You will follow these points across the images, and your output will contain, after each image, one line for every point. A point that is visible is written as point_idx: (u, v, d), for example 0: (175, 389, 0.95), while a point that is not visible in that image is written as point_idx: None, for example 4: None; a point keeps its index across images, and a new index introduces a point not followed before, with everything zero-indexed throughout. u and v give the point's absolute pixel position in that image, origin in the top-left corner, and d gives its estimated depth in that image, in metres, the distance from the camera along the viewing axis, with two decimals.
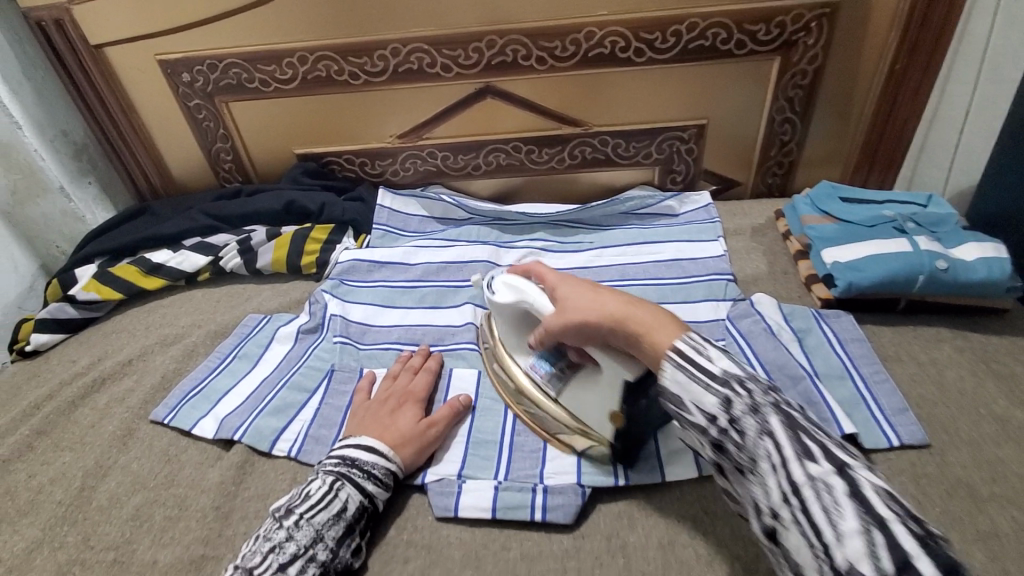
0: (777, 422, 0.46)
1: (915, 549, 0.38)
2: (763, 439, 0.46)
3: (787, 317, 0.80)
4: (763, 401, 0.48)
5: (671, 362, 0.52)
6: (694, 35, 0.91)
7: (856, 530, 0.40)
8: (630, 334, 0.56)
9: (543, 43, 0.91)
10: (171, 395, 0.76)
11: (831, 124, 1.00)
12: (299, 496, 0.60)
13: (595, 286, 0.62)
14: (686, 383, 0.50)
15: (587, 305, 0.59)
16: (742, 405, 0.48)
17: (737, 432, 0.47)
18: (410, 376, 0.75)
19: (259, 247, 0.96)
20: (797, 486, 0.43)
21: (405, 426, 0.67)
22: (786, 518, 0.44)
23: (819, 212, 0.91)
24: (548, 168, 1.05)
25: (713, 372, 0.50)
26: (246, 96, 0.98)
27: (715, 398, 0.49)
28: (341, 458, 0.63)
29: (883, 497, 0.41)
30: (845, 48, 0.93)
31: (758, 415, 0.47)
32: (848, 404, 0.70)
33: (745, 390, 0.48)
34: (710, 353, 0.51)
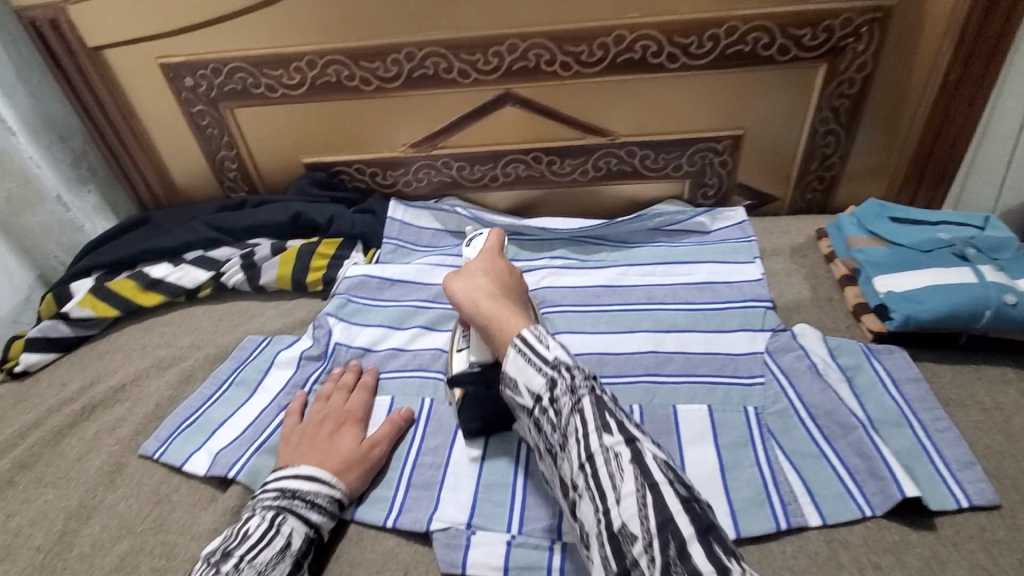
0: (589, 403, 0.53)
1: (677, 508, 0.47)
2: (574, 416, 0.53)
3: (834, 353, 0.73)
4: (580, 383, 0.54)
5: (516, 346, 0.58)
6: (732, 39, 0.83)
7: (633, 492, 0.48)
8: (478, 321, 0.64)
9: (569, 48, 0.84)
10: (162, 427, 0.71)
11: (877, 137, 0.93)
12: (235, 537, 0.55)
13: (490, 273, 0.68)
14: (522, 366, 0.56)
15: (467, 287, 0.67)
16: (563, 386, 0.54)
17: (555, 411, 0.54)
18: (344, 396, 0.71)
19: (263, 262, 0.91)
20: (594, 457, 0.51)
21: (344, 449, 0.64)
22: (582, 487, 0.51)
23: (867, 234, 0.84)
24: (569, 180, 0.99)
25: (546, 358, 0.56)
26: (252, 101, 0.92)
27: (543, 380, 0.55)
28: (280, 490, 0.59)
29: (658, 465, 0.50)
30: (896, 55, 0.85)
31: (574, 395, 0.53)
32: (908, 457, 0.62)
33: (568, 373, 0.54)
34: (549, 343, 0.57)
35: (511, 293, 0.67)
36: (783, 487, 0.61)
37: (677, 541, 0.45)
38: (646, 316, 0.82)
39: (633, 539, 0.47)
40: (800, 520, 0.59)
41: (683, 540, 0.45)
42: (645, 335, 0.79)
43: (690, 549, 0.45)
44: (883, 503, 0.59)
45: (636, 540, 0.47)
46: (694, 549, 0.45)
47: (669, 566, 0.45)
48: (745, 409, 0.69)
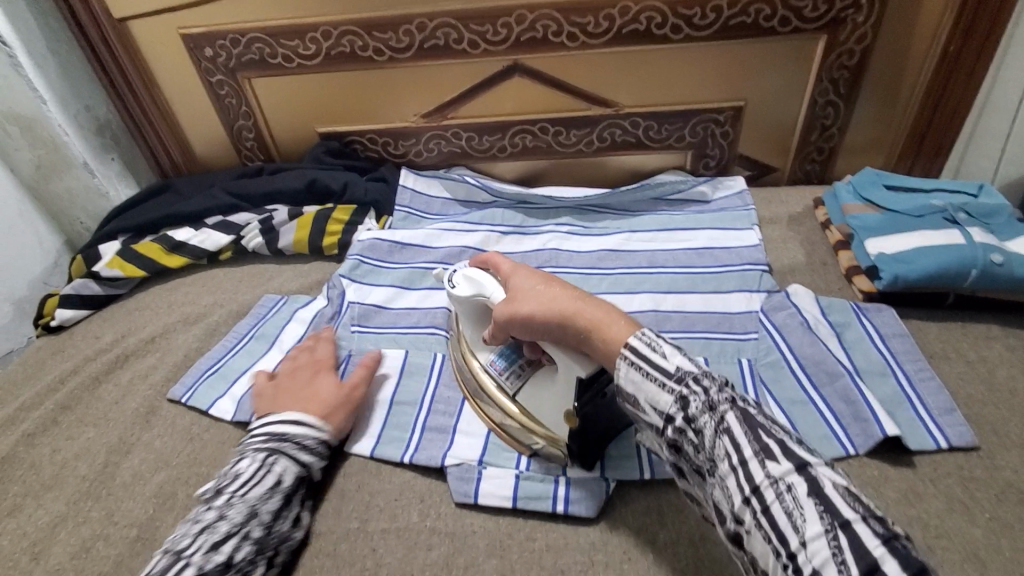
0: (735, 420, 0.45)
1: (881, 552, 0.36)
2: (720, 438, 0.44)
3: (824, 310, 0.76)
4: (718, 398, 0.46)
5: (625, 361, 0.51)
6: (735, 11, 0.86)
7: (818, 531, 0.38)
8: (582, 333, 0.55)
9: (576, 19, 0.87)
10: (190, 372, 0.76)
11: (875, 109, 0.95)
12: (227, 478, 0.58)
13: (550, 282, 0.61)
14: (642, 382, 0.49)
15: (541, 301, 0.58)
16: (698, 404, 0.46)
17: (694, 432, 0.46)
18: (313, 351, 0.74)
19: (281, 227, 0.95)
20: (758, 487, 0.42)
21: (327, 393, 0.67)
22: (749, 523, 0.42)
23: (862, 201, 0.87)
24: (575, 151, 1.02)
25: (668, 370, 0.48)
26: (269, 72, 0.96)
27: (671, 397, 0.48)
28: (269, 435, 0.62)
29: (844, 495, 0.40)
30: (895, 27, 0.87)
31: (714, 413, 0.46)
32: (891, 403, 0.66)
33: (701, 387, 0.47)
34: (665, 351, 0.50)
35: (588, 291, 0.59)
36: None
37: None
38: (648, 278, 0.86)
39: None
40: None
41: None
42: (646, 295, 0.83)
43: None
44: (866, 443, 0.63)
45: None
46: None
47: None
48: (738, 361, 0.73)
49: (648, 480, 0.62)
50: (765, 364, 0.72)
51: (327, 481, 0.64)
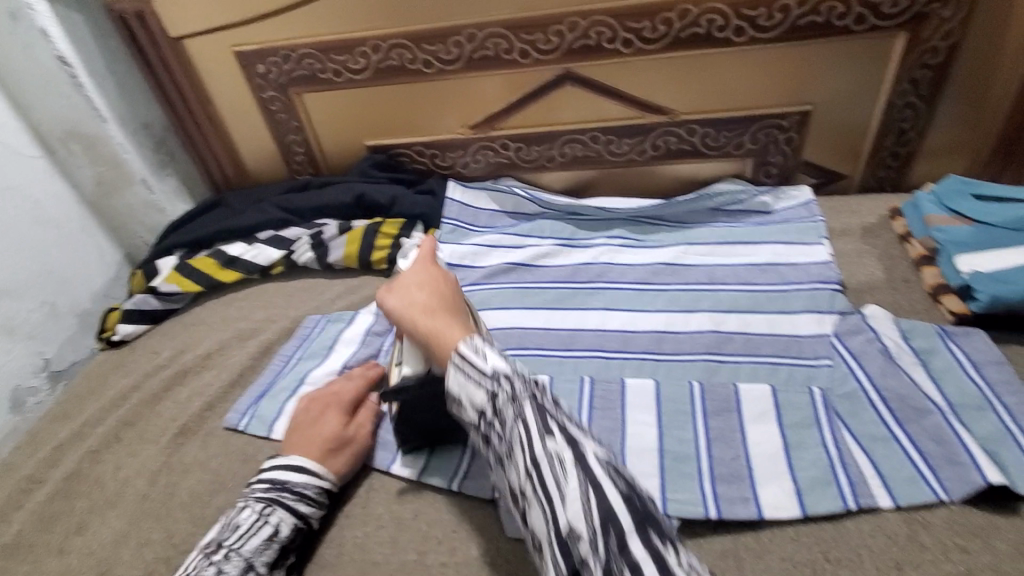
0: (530, 410, 0.49)
1: (619, 503, 0.44)
2: (518, 424, 0.49)
3: (906, 335, 0.70)
4: (523, 391, 0.50)
5: (454, 363, 0.53)
6: (804, 10, 0.80)
7: (577, 494, 0.45)
8: (419, 337, 0.59)
9: (631, 24, 0.83)
10: (243, 398, 0.76)
11: (961, 110, 0.87)
12: (228, 529, 0.57)
13: (427, 283, 0.63)
14: (461, 381, 0.52)
15: (407, 299, 0.62)
16: (504, 397, 0.50)
17: (499, 421, 0.50)
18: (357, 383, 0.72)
19: (331, 241, 0.95)
20: (538, 463, 0.47)
21: (330, 435, 0.65)
22: (530, 494, 0.48)
23: (948, 212, 0.79)
24: (626, 160, 0.98)
25: (484, 369, 0.51)
26: (319, 86, 0.96)
27: (483, 394, 0.51)
28: (272, 482, 0.61)
29: (602, 465, 0.47)
30: (987, 20, 0.79)
31: (516, 403, 0.50)
32: (994, 442, 0.59)
33: (509, 383, 0.50)
34: (486, 354, 0.53)
35: (450, 303, 0.61)
36: (851, 468, 0.60)
37: (620, 535, 0.43)
38: (706, 296, 0.81)
39: (579, 540, 0.44)
40: (870, 501, 0.57)
41: (624, 532, 0.43)
42: (705, 314, 0.78)
43: (629, 542, 0.43)
44: (963, 490, 0.56)
45: (583, 541, 0.44)
46: (635, 544, 0.42)
47: (611, 561, 0.42)
48: (810, 389, 0.68)
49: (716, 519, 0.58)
50: (841, 396, 0.66)
51: (382, 508, 0.63)
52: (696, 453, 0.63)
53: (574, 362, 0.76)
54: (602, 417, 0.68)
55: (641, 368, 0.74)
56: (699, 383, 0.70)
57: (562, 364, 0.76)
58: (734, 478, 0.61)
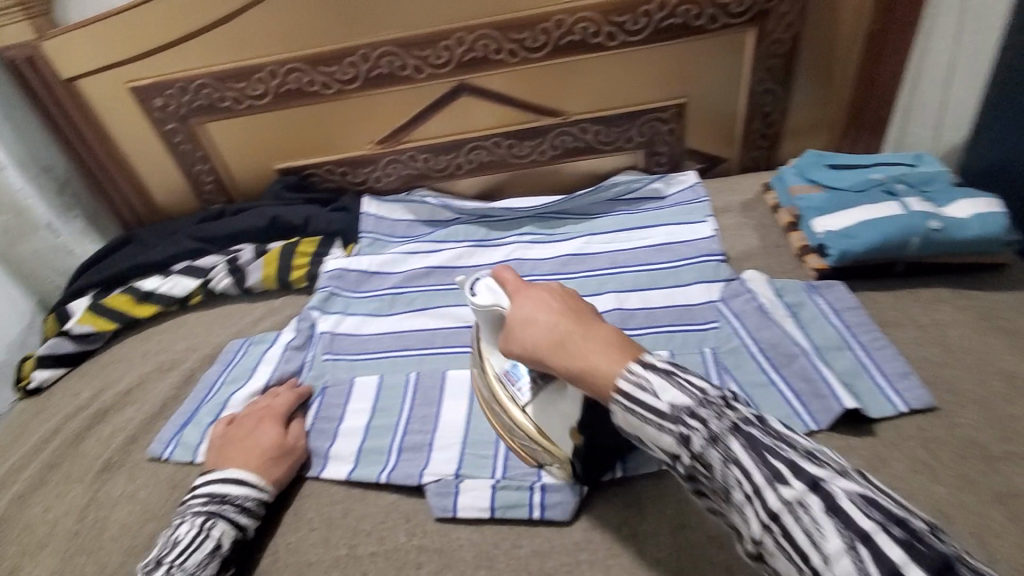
0: (741, 448, 0.41)
1: (903, 559, 0.32)
2: (731, 468, 0.41)
3: (779, 293, 0.78)
4: (721, 425, 0.42)
5: (619, 404, 0.46)
6: (665, 13, 0.89)
7: (839, 547, 0.34)
8: (566, 369, 0.51)
9: (513, 36, 0.90)
10: (169, 425, 0.77)
11: (813, 91, 0.98)
12: (168, 546, 0.58)
13: (555, 310, 0.54)
14: (638, 425, 0.45)
15: (542, 334, 0.53)
16: (700, 440, 0.42)
17: (704, 467, 0.42)
18: (284, 395, 0.75)
19: (247, 266, 0.96)
20: (774, 514, 0.38)
21: (267, 446, 0.67)
22: (771, 547, 0.39)
23: (808, 182, 0.89)
24: (530, 161, 1.04)
25: (661, 409, 0.44)
26: (220, 115, 0.97)
27: (671, 438, 0.44)
28: (210, 496, 0.62)
29: (860, 504, 0.35)
30: (820, 12, 0.90)
31: (720, 444, 0.41)
32: (849, 375, 0.67)
33: (698, 422, 0.43)
34: (655, 386, 0.45)
35: (585, 321, 0.52)
36: None
37: None
38: (609, 279, 0.88)
39: None
40: None
41: None
42: (609, 295, 0.85)
43: None
44: (827, 418, 0.64)
45: None
46: None
47: None
48: (702, 350, 0.75)
49: (623, 477, 0.63)
50: (726, 352, 0.74)
51: (313, 512, 0.66)
52: None
53: None
54: None
55: None
56: None
57: None
58: None
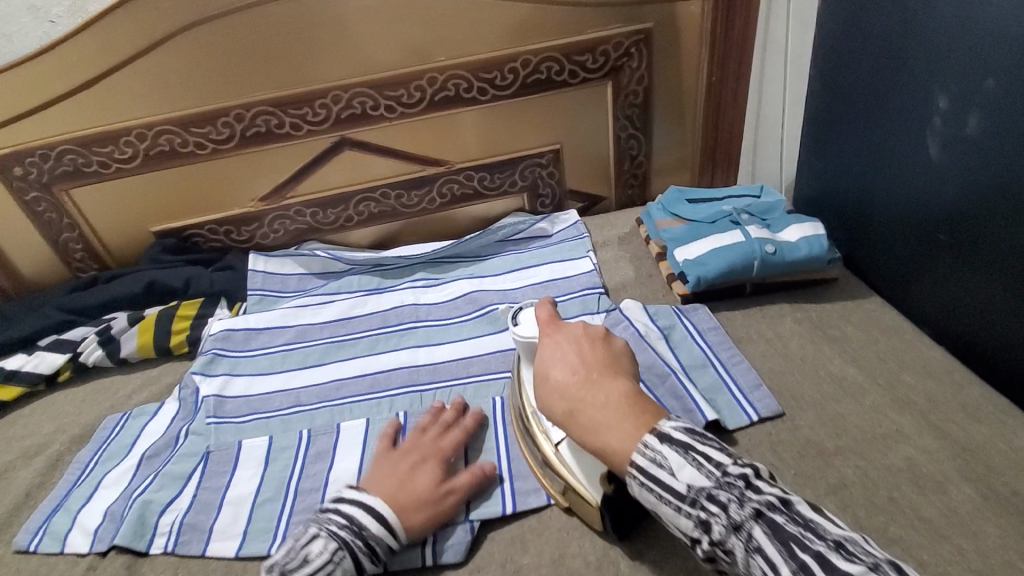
0: (767, 538, 0.42)
1: None
2: (754, 557, 0.42)
3: (653, 317, 0.84)
4: (744, 511, 0.44)
5: (636, 480, 0.48)
6: (529, 70, 0.97)
7: None
8: (587, 434, 0.52)
9: (389, 93, 0.94)
10: (35, 515, 0.70)
11: (671, 133, 1.08)
12: (297, 557, 0.56)
13: (588, 365, 0.56)
14: (658, 504, 0.47)
15: (569, 388, 0.54)
16: (720, 527, 0.44)
17: (728, 553, 0.44)
18: (442, 431, 0.70)
19: (120, 334, 0.91)
20: None
21: (422, 488, 0.62)
22: None
23: (670, 216, 0.98)
24: (419, 210, 1.07)
25: (680, 491, 0.46)
26: (87, 180, 0.94)
27: (691, 521, 0.46)
28: (349, 521, 0.58)
29: None
30: (666, 68, 1.01)
31: (742, 532, 0.44)
32: (712, 391, 0.74)
33: (718, 508, 0.45)
34: (673, 465, 0.47)
35: (612, 380, 0.54)
36: None
37: None
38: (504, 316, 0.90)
39: None
40: None
41: None
42: (502, 335, 0.87)
43: None
44: None
45: None
46: None
47: None
48: None
49: (511, 513, 0.65)
50: None
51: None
52: (496, 456, 0.70)
53: (386, 401, 0.80)
54: None
55: (450, 393, 0.80)
56: (501, 397, 0.78)
57: (376, 404, 0.80)
58: (525, 471, 0.68)
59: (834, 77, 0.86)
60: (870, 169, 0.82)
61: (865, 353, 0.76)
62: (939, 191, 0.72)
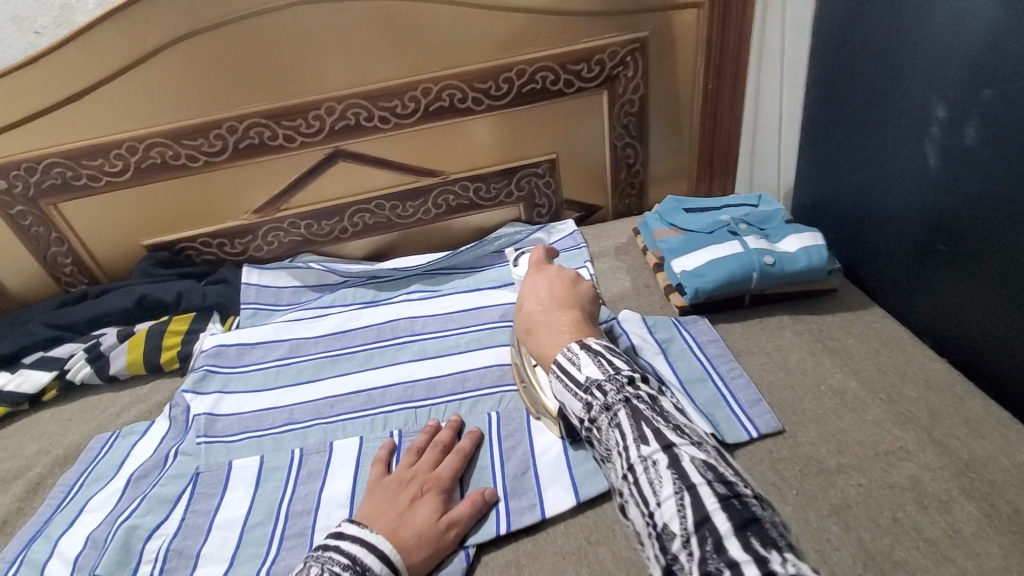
0: (626, 418, 0.56)
1: (714, 507, 0.46)
2: (613, 430, 0.56)
3: (651, 329, 0.83)
4: (617, 398, 0.58)
5: (556, 372, 0.65)
6: (524, 80, 0.96)
7: (670, 494, 0.49)
8: (534, 342, 0.73)
9: (383, 104, 0.93)
10: (14, 544, 0.68)
11: (667, 142, 1.08)
12: None
13: (558, 300, 0.76)
14: (563, 391, 0.63)
15: (535, 309, 0.76)
16: (599, 408, 0.59)
17: (598, 429, 0.59)
18: (438, 458, 0.68)
19: (110, 351, 0.89)
20: (633, 465, 0.53)
21: (423, 523, 0.60)
22: (628, 493, 0.53)
23: (668, 225, 0.97)
24: (415, 221, 1.06)
25: (580, 381, 0.62)
26: (75, 194, 0.93)
27: (580, 404, 0.61)
28: (352, 561, 0.54)
29: (698, 467, 0.49)
30: (662, 76, 1.00)
31: (609, 411, 0.58)
32: (711, 406, 0.73)
33: (601, 394, 0.59)
34: (581, 364, 0.63)
35: (567, 311, 0.74)
36: None
37: (714, 535, 0.44)
38: (501, 329, 0.89)
39: (672, 535, 0.47)
40: None
41: (719, 535, 0.44)
42: (499, 349, 0.86)
43: (725, 542, 0.43)
44: None
45: (676, 536, 0.47)
46: (731, 545, 0.43)
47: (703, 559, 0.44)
48: None
49: (507, 534, 0.63)
50: None
51: None
52: (492, 475, 0.68)
53: (381, 418, 0.78)
54: None
55: (446, 410, 0.78)
56: (496, 413, 0.77)
57: (370, 421, 0.78)
58: (522, 490, 0.67)
59: (830, 85, 0.85)
60: (868, 178, 0.81)
61: (866, 365, 0.75)
62: (936, 201, 0.71)
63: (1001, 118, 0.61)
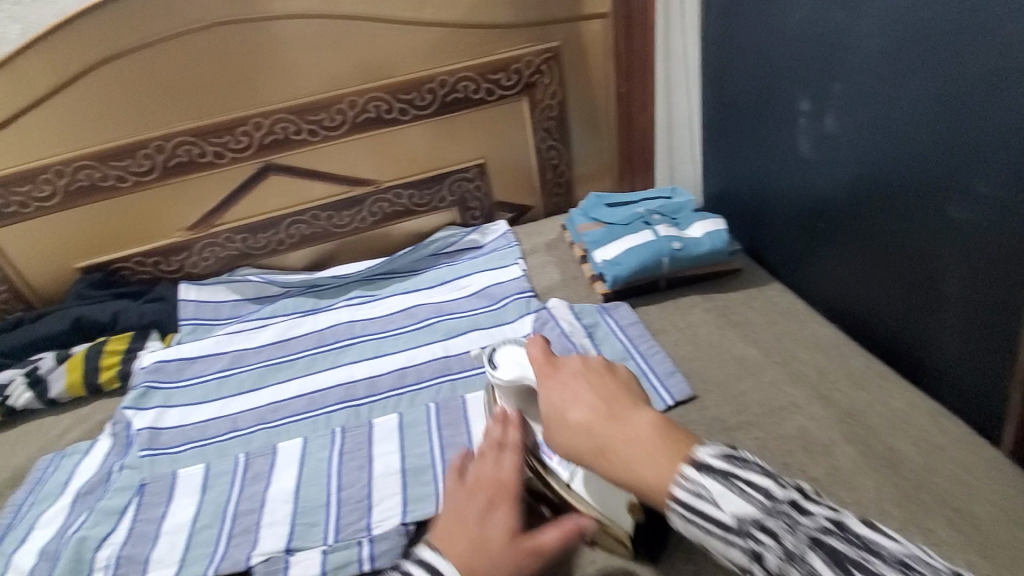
0: (822, 565, 0.36)
1: None
2: None
3: (577, 316, 0.90)
4: (805, 539, 0.38)
5: (676, 514, 0.42)
6: (447, 90, 1.01)
7: None
8: (614, 469, 0.46)
9: (310, 117, 0.97)
10: None
11: (588, 142, 1.15)
12: None
13: (609, 399, 0.50)
14: (700, 537, 0.41)
15: (591, 420, 0.49)
16: (776, 559, 0.38)
17: None
18: (498, 460, 0.54)
19: (48, 373, 0.89)
20: None
21: (501, 550, 0.46)
22: None
23: (591, 220, 1.04)
24: (351, 229, 1.09)
25: (726, 522, 0.40)
26: (7, 221, 0.94)
27: (739, 552, 0.40)
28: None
29: None
30: (577, 82, 1.08)
31: (803, 567, 0.37)
32: None
33: (769, 537, 0.38)
34: (716, 494, 0.41)
35: (641, 412, 0.48)
36: None
37: None
38: (439, 326, 0.94)
39: None
40: None
41: None
42: (437, 345, 0.90)
43: None
44: None
45: None
46: None
47: None
48: None
49: None
50: None
51: None
52: (432, 461, 0.72)
53: (324, 418, 0.82)
54: (350, 459, 0.75)
55: (387, 405, 0.82)
56: (434, 404, 0.81)
57: (313, 422, 0.81)
58: None
59: (720, 85, 0.94)
60: (761, 165, 0.89)
61: (764, 334, 0.83)
62: (832, 177, 0.76)
63: (934, 93, 0.59)
